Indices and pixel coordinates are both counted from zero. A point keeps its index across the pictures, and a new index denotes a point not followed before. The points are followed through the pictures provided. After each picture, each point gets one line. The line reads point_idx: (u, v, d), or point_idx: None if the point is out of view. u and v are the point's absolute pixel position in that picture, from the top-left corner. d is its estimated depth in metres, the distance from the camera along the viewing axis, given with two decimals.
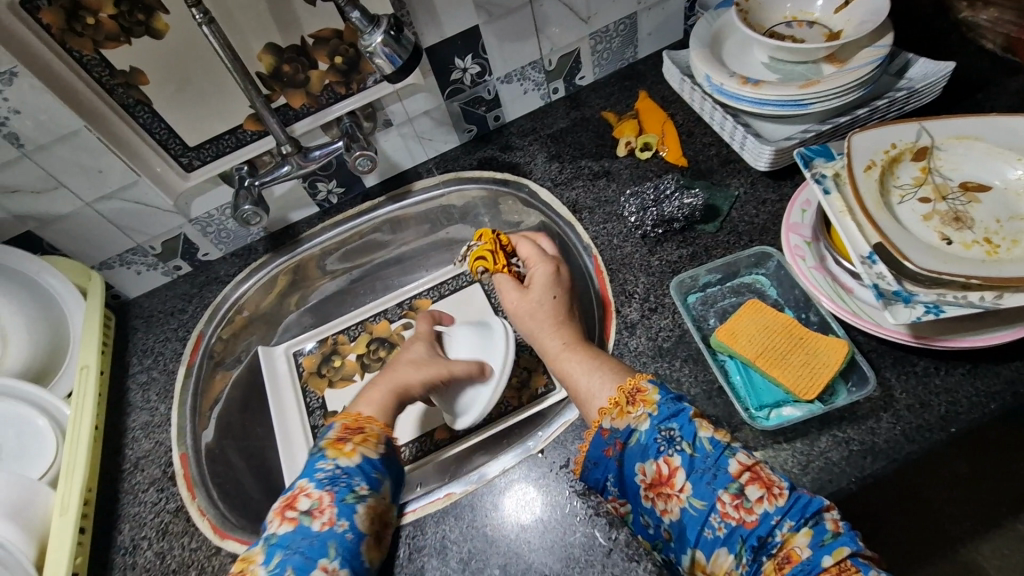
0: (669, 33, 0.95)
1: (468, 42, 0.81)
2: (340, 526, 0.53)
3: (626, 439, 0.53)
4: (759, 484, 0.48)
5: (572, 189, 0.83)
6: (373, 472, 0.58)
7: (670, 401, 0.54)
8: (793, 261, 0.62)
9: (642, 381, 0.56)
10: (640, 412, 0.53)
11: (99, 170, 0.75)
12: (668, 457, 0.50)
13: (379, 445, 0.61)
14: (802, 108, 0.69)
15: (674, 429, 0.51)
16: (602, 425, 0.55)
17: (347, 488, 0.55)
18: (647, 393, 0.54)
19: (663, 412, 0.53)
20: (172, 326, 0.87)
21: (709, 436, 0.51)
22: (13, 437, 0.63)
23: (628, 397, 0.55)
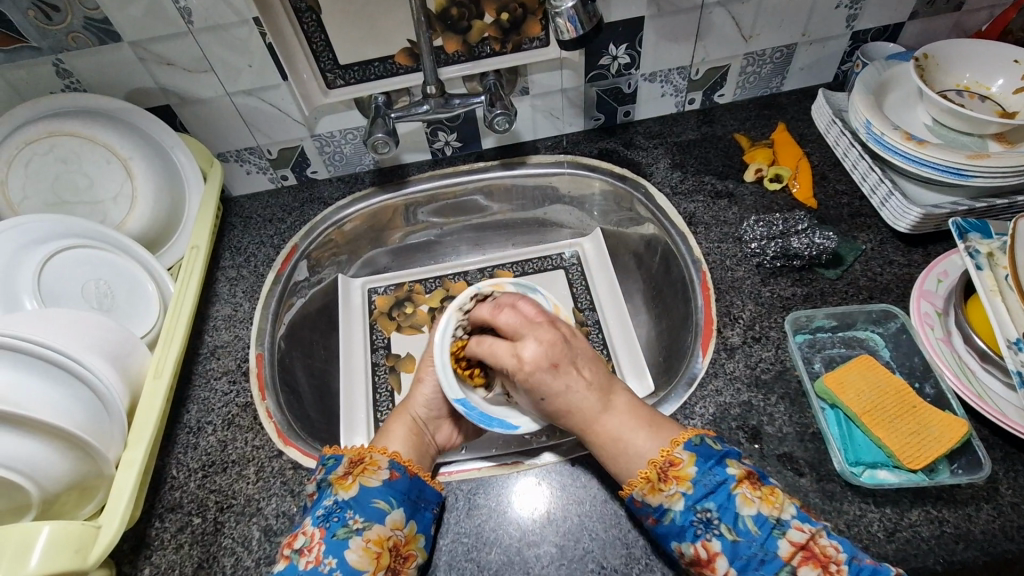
0: (819, 73, 0.93)
1: (629, 31, 0.80)
2: (326, 564, 0.50)
3: (660, 516, 0.50)
4: (814, 564, 0.46)
5: (691, 201, 0.82)
6: (375, 500, 0.54)
7: (705, 472, 0.50)
8: (920, 327, 0.61)
9: (677, 451, 0.51)
10: (672, 490, 0.50)
11: (247, 66, 0.75)
12: (706, 541, 0.48)
13: (380, 471, 0.56)
14: (962, 179, 0.66)
15: (711, 510, 0.49)
16: (633, 496, 0.51)
17: (339, 522, 0.52)
18: (680, 468, 0.51)
19: (697, 491, 0.49)
20: (268, 232, 0.88)
21: (753, 513, 0.48)
22: (121, 292, 0.63)
23: (660, 471, 0.51)
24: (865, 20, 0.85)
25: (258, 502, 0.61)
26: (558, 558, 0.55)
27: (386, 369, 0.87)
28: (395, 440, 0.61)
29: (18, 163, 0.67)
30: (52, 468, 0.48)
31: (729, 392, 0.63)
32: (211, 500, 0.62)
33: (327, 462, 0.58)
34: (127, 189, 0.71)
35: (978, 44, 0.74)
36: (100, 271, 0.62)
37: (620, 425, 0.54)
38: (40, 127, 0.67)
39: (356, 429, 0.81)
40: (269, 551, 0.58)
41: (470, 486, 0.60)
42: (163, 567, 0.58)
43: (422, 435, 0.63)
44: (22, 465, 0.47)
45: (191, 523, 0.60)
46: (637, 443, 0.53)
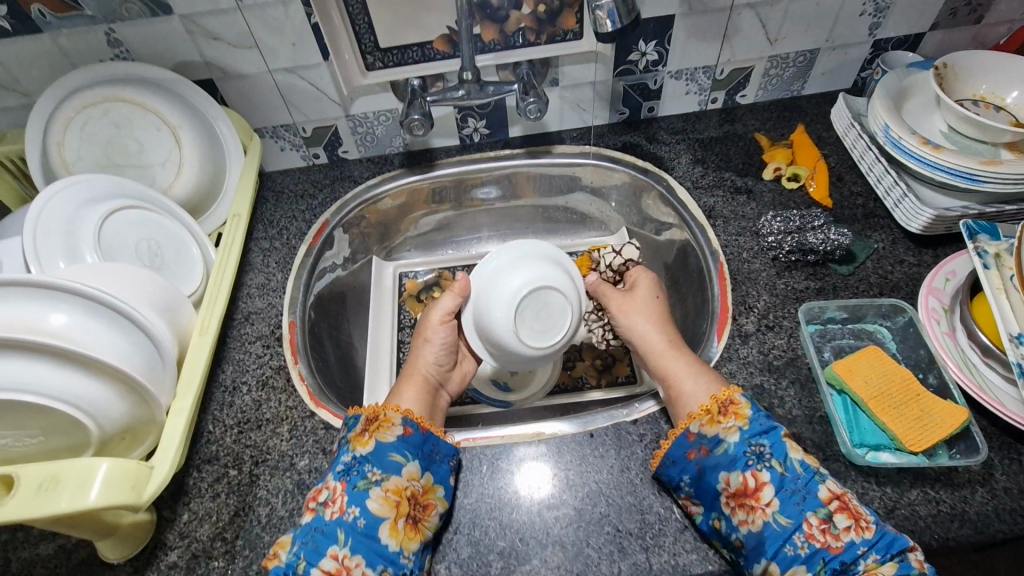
0: (840, 78, 0.96)
1: (660, 28, 0.83)
2: (350, 513, 0.53)
3: (713, 447, 0.55)
4: (847, 514, 0.50)
5: (711, 196, 0.85)
6: (390, 455, 0.57)
7: (762, 418, 0.56)
8: (927, 321, 0.65)
9: (735, 394, 0.57)
10: (731, 424, 0.55)
11: (292, 44, 0.78)
12: (756, 472, 0.53)
13: (394, 427, 0.59)
14: (974, 184, 0.69)
15: (765, 446, 0.54)
16: (690, 428, 0.57)
17: (359, 475, 0.55)
18: (740, 406, 0.56)
19: (754, 427, 0.55)
20: (300, 207, 0.91)
21: (799, 458, 0.53)
22: (169, 252, 0.66)
23: (720, 407, 0.57)
24: (887, 29, 0.88)
25: (291, 458, 0.65)
26: (575, 520, 0.58)
27: (411, 346, 0.91)
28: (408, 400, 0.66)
29: (74, 125, 0.70)
30: (110, 409, 0.52)
31: (743, 375, 0.66)
32: (246, 454, 0.65)
33: (348, 421, 0.61)
34: (175, 156, 0.74)
35: (999, 54, 0.77)
36: (151, 232, 0.65)
37: (682, 369, 0.63)
38: (97, 92, 0.70)
39: (378, 398, 0.85)
40: (302, 503, 0.62)
41: (494, 451, 0.63)
42: (201, 514, 0.61)
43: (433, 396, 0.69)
44: (85, 404, 0.50)
45: (226, 475, 0.64)
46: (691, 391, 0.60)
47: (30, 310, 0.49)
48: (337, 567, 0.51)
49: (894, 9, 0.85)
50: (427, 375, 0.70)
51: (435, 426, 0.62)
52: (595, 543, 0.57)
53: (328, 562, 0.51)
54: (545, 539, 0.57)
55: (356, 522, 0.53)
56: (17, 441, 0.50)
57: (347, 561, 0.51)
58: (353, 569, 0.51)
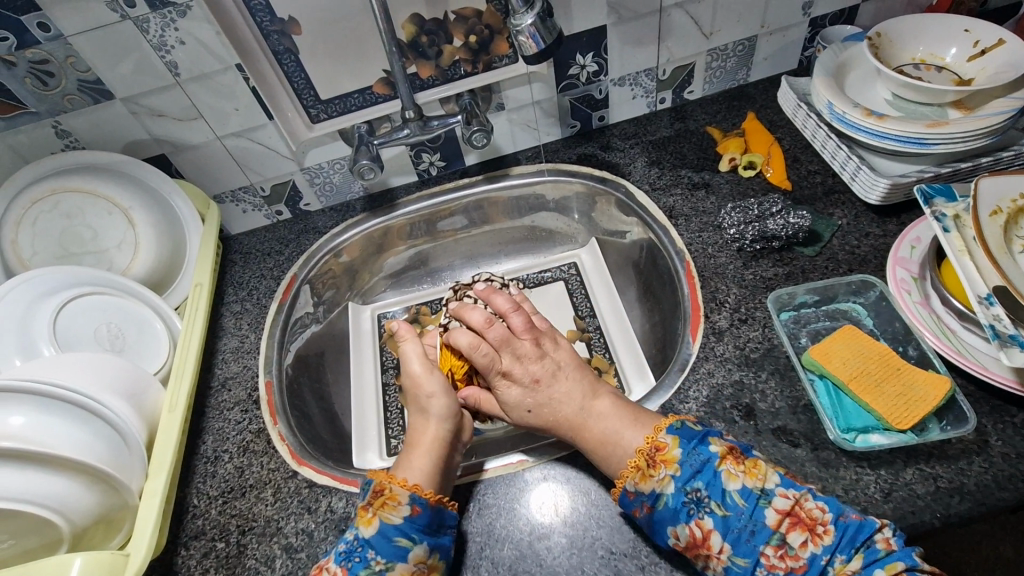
0: (784, 60, 0.96)
1: (593, 40, 0.84)
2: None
3: (653, 502, 0.52)
4: (801, 528, 0.49)
5: (670, 196, 0.85)
6: (395, 539, 0.53)
7: (692, 455, 0.53)
8: (898, 293, 0.63)
9: (660, 437, 0.55)
10: (662, 475, 0.53)
11: (234, 110, 0.79)
12: (699, 519, 0.51)
13: (400, 506, 0.54)
14: (924, 147, 0.69)
15: (701, 489, 0.51)
16: (625, 488, 0.54)
17: (361, 563, 0.52)
18: (667, 451, 0.54)
19: (685, 472, 0.52)
20: (268, 265, 0.91)
21: (739, 488, 0.51)
22: (131, 332, 0.67)
23: (648, 459, 0.54)
24: (820, 6, 0.89)
25: (277, 522, 0.64)
26: (568, 548, 0.57)
27: (396, 389, 0.90)
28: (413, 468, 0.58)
29: (26, 221, 0.71)
30: (78, 502, 0.51)
31: (721, 373, 0.65)
32: (232, 524, 0.64)
33: (363, 485, 0.58)
34: (130, 236, 0.75)
35: (930, 16, 0.77)
36: (110, 315, 0.65)
37: (610, 426, 0.58)
38: (44, 187, 0.71)
39: (367, 446, 0.83)
40: (291, 567, 0.60)
41: (479, 488, 0.62)
42: None
43: (444, 454, 0.60)
44: (49, 501, 0.50)
45: (215, 548, 0.63)
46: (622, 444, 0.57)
47: None
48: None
49: None
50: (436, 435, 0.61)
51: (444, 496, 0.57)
52: (590, 569, 0.55)
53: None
54: (540, 571, 0.56)
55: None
56: None
57: None
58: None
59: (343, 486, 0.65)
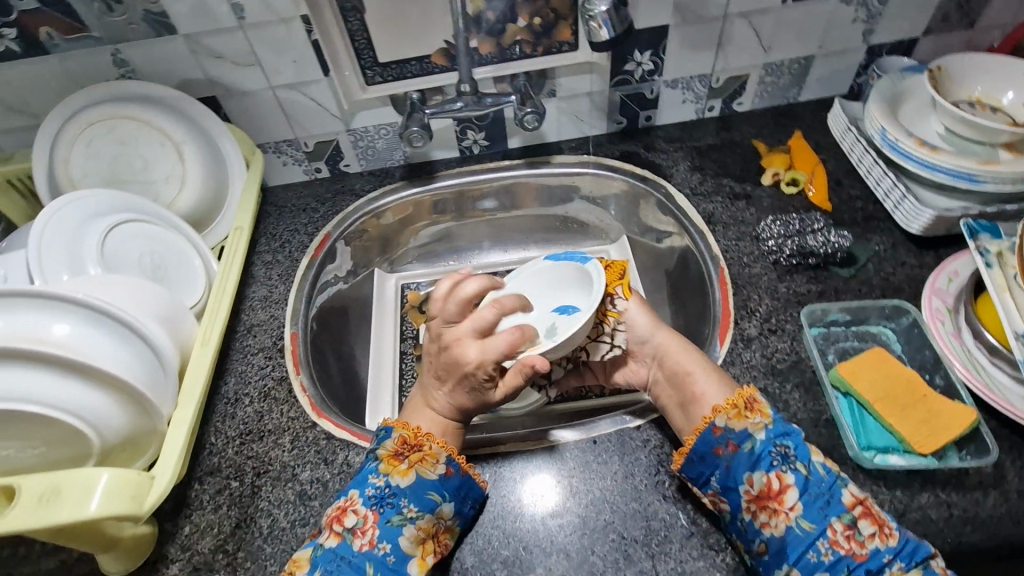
0: (836, 84, 0.97)
1: (654, 39, 0.85)
2: (381, 548, 0.53)
3: (740, 443, 0.55)
4: (871, 520, 0.50)
5: (710, 202, 0.85)
6: (429, 492, 0.55)
7: (782, 418, 0.56)
8: (931, 322, 0.64)
9: (757, 393, 0.58)
10: (757, 420, 0.56)
11: (293, 61, 0.80)
12: (780, 473, 0.53)
13: (437, 464, 0.56)
14: (974, 184, 0.69)
15: (790, 447, 0.54)
16: (715, 422, 0.56)
17: (393, 509, 0.54)
18: (763, 405, 0.57)
19: (778, 427, 0.55)
20: (302, 220, 0.92)
21: (821, 461, 0.53)
22: (171, 265, 0.67)
23: (745, 403, 0.57)
24: (880, 34, 0.90)
25: (293, 469, 0.65)
26: (579, 528, 0.58)
27: (412, 358, 0.90)
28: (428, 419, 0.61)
29: (80, 143, 0.72)
30: (111, 419, 0.52)
31: (746, 379, 0.66)
32: (248, 466, 0.65)
33: (379, 434, 0.59)
34: (178, 171, 0.75)
35: (990, 58, 0.77)
36: (153, 245, 0.66)
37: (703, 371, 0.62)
38: (102, 110, 0.72)
39: (381, 411, 0.84)
40: (304, 513, 0.61)
41: (496, 460, 0.63)
42: (202, 526, 0.61)
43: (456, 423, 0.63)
44: (86, 414, 0.50)
45: (229, 486, 0.64)
46: (707, 393, 0.60)
47: (35, 320, 0.50)
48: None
49: (885, 15, 0.87)
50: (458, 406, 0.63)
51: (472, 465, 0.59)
52: (600, 551, 0.56)
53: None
54: (550, 547, 0.57)
55: (385, 557, 0.53)
56: (21, 452, 0.51)
57: None
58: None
59: (359, 442, 0.66)
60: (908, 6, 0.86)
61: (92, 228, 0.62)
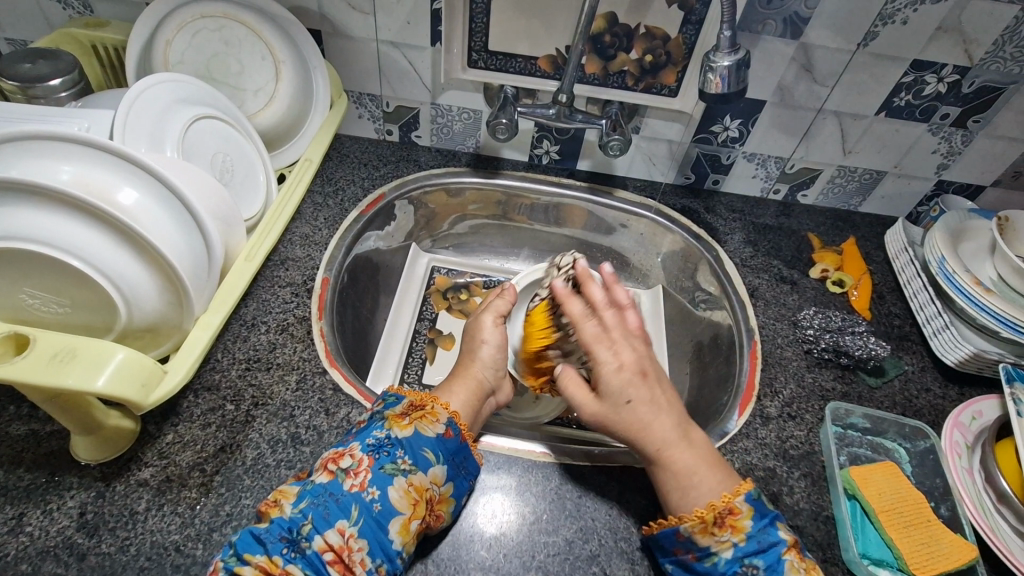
0: (897, 205, 1.00)
1: (748, 109, 0.87)
2: (370, 492, 0.51)
3: (702, 555, 0.52)
4: None
5: (756, 277, 0.86)
6: (424, 450, 0.55)
7: (761, 531, 0.52)
8: (949, 454, 0.65)
9: (737, 501, 0.53)
10: (724, 537, 0.52)
11: (407, 22, 0.80)
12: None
13: (437, 423, 0.57)
14: (1017, 333, 0.70)
15: (759, 568, 0.51)
16: (678, 530, 0.53)
17: (388, 457, 0.53)
18: (739, 519, 0.52)
19: (749, 546, 0.51)
20: (361, 174, 0.92)
21: None
22: (237, 173, 0.66)
23: (717, 517, 0.52)
24: (953, 172, 0.93)
25: (292, 409, 0.63)
26: (564, 551, 0.56)
27: (425, 339, 0.90)
28: (456, 398, 0.63)
29: (187, 29, 0.71)
30: (146, 301, 0.51)
31: (757, 455, 0.66)
32: (247, 393, 0.63)
33: (387, 399, 0.60)
34: (270, 88, 0.75)
35: None
36: (228, 149, 0.65)
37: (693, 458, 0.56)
38: (217, 7, 0.71)
39: (382, 379, 0.84)
40: (292, 456, 0.59)
41: (497, 460, 0.62)
42: (186, 439, 0.59)
43: (481, 401, 0.65)
44: (125, 288, 0.49)
45: (222, 408, 0.62)
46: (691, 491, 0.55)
47: (108, 180, 0.49)
48: (341, 544, 0.48)
49: (964, 156, 0.90)
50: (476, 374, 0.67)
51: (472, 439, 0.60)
52: None
53: (333, 535, 0.49)
54: (530, 561, 0.56)
55: (372, 504, 0.51)
56: (44, 306, 0.49)
57: (351, 541, 0.49)
58: (354, 552, 0.49)
59: (365, 402, 0.64)
60: (987, 154, 0.90)
61: (179, 112, 0.61)
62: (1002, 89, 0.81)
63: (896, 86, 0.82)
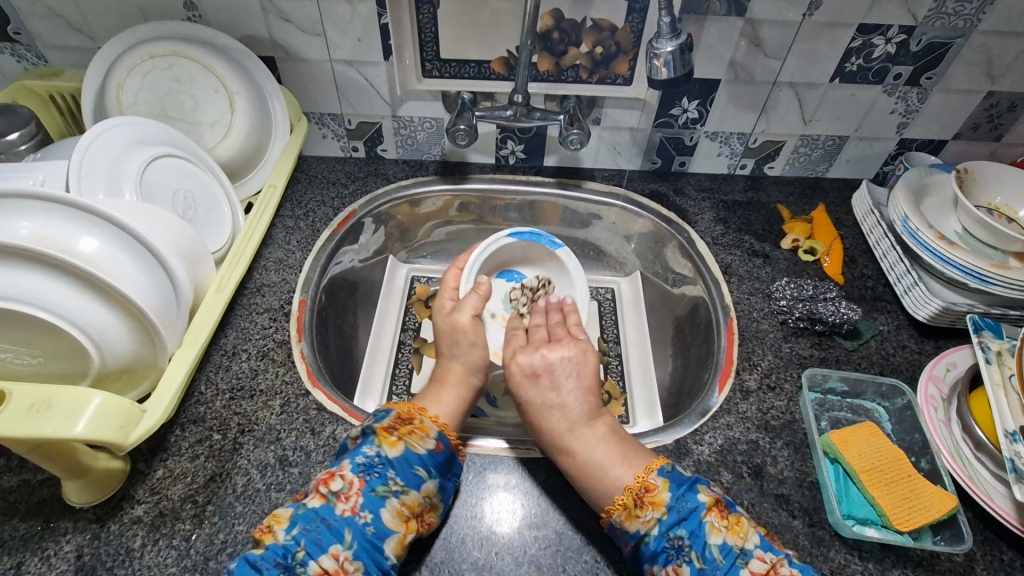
0: (863, 168, 1.00)
1: (703, 89, 0.88)
2: (362, 516, 0.52)
3: (635, 542, 0.54)
4: None
5: (728, 254, 0.87)
6: (416, 467, 0.56)
7: (681, 500, 0.54)
8: (925, 407, 0.66)
9: (651, 477, 0.56)
10: (648, 516, 0.54)
11: (358, 39, 0.81)
12: (677, 566, 0.52)
13: (426, 439, 0.58)
14: (983, 284, 0.72)
15: (684, 537, 0.52)
16: (611, 521, 0.55)
17: (379, 479, 0.54)
18: (656, 494, 0.54)
19: (670, 518, 0.53)
20: (330, 193, 0.92)
21: (720, 543, 0.52)
22: (201, 208, 0.67)
23: (635, 498, 0.55)
24: (914, 130, 0.94)
25: (278, 433, 0.64)
26: (554, 543, 0.58)
27: (411, 349, 0.92)
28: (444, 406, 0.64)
29: (138, 71, 0.72)
30: (117, 344, 0.52)
31: (739, 429, 0.67)
32: (233, 421, 0.64)
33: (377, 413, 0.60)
34: (226, 120, 0.76)
35: (1017, 171, 0.80)
36: (189, 184, 0.66)
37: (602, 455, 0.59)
38: (166, 46, 0.73)
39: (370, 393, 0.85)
40: (281, 479, 0.60)
41: (482, 461, 0.63)
42: (175, 472, 0.60)
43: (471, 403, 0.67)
44: (94, 333, 0.50)
45: (209, 438, 0.63)
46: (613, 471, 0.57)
47: (67, 230, 0.50)
48: (336, 567, 0.49)
49: (922, 113, 0.91)
50: (468, 379, 0.68)
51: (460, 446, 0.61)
52: (570, 570, 0.56)
53: (327, 560, 0.50)
54: (522, 556, 0.57)
55: (365, 526, 0.52)
56: (17, 358, 0.50)
57: (346, 564, 0.50)
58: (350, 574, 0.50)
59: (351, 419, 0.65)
60: (945, 109, 0.90)
61: (136, 154, 0.61)
62: (951, 43, 0.82)
63: (845, 52, 0.83)
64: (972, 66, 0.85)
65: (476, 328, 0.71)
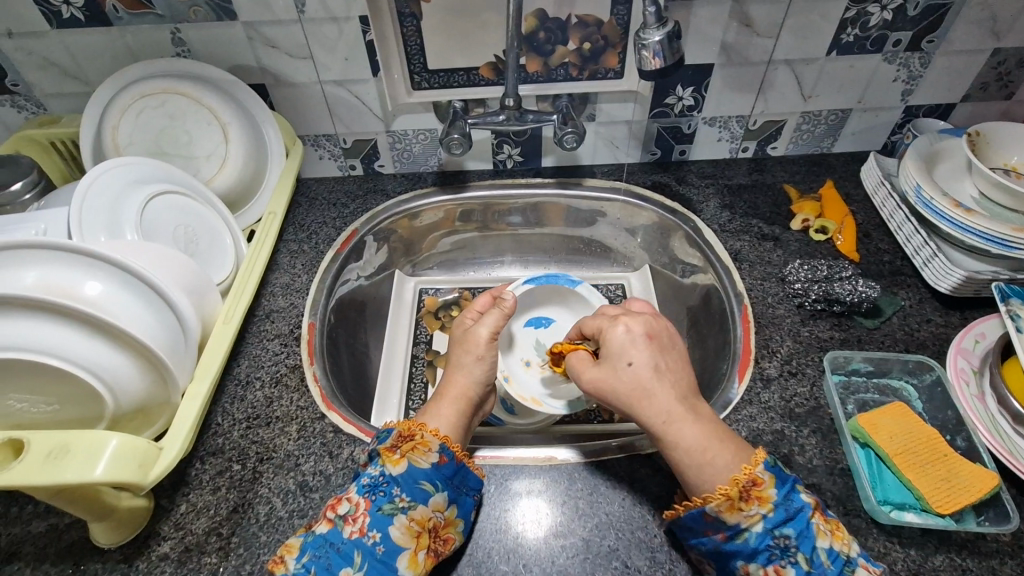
0: (870, 139, 0.98)
1: (697, 75, 0.87)
2: (370, 537, 0.52)
3: (733, 534, 0.51)
4: None
5: (737, 240, 0.85)
6: (420, 482, 0.55)
7: (787, 498, 0.51)
8: (956, 381, 0.64)
9: (758, 471, 0.51)
10: (753, 512, 0.50)
11: (345, 58, 0.81)
12: (779, 566, 0.50)
13: (429, 453, 0.56)
14: (1006, 249, 0.69)
15: (791, 537, 0.50)
16: (706, 509, 0.51)
17: (385, 497, 0.54)
18: (763, 489, 0.51)
19: (778, 516, 0.50)
20: (331, 214, 0.92)
21: (827, 547, 0.49)
22: (203, 241, 0.68)
23: (742, 491, 0.51)
24: (919, 95, 0.91)
25: (297, 458, 0.64)
26: (582, 551, 0.57)
27: (424, 362, 0.91)
28: (441, 419, 0.61)
29: (130, 112, 0.73)
30: (128, 385, 0.52)
31: (763, 420, 0.65)
32: (252, 450, 0.64)
33: (381, 433, 0.59)
34: (221, 151, 0.77)
35: None
36: (189, 218, 0.67)
37: (699, 435, 0.54)
38: (155, 84, 0.74)
39: (386, 411, 0.84)
40: (303, 505, 0.60)
41: (503, 471, 0.62)
42: (199, 506, 0.60)
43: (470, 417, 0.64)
44: (105, 376, 0.50)
45: (230, 469, 0.63)
46: (714, 463, 0.53)
47: (70, 276, 0.50)
48: None
49: (926, 78, 0.88)
50: (467, 393, 0.65)
51: (468, 455, 0.59)
52: None
53: None
54: (549, 568, 0.56)
55: (374, 547, 0.52)
56: (33, 407, 0.51)
57: None
58: None
59: (367, 438, 0.65)
60: (950, 71, 0.88)
61: (134, 194, 0.62)
62: (950, 3, 0.79)
63: (840, 23, 0.81)
64: (975, 24, 0.82)
65: (492, 346, 0.67)
